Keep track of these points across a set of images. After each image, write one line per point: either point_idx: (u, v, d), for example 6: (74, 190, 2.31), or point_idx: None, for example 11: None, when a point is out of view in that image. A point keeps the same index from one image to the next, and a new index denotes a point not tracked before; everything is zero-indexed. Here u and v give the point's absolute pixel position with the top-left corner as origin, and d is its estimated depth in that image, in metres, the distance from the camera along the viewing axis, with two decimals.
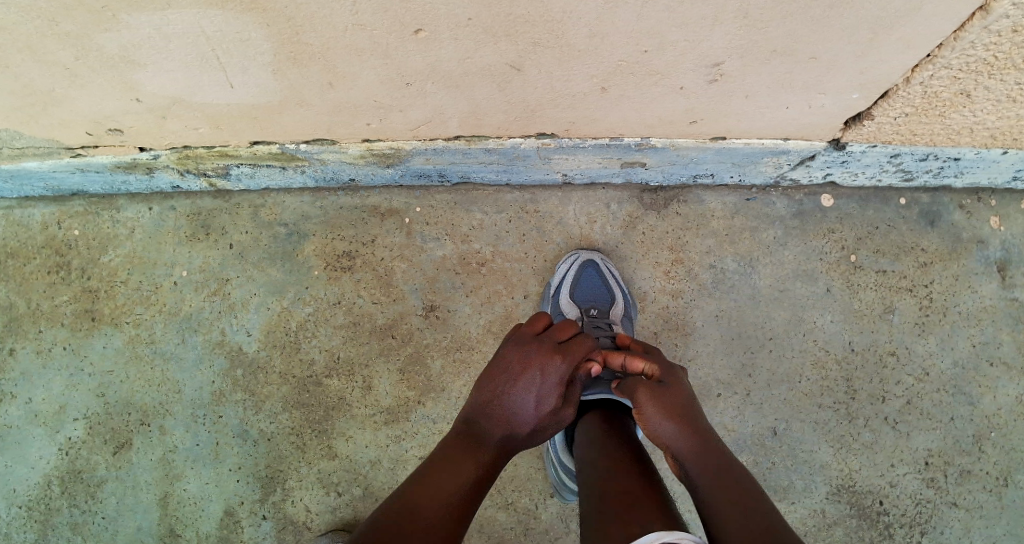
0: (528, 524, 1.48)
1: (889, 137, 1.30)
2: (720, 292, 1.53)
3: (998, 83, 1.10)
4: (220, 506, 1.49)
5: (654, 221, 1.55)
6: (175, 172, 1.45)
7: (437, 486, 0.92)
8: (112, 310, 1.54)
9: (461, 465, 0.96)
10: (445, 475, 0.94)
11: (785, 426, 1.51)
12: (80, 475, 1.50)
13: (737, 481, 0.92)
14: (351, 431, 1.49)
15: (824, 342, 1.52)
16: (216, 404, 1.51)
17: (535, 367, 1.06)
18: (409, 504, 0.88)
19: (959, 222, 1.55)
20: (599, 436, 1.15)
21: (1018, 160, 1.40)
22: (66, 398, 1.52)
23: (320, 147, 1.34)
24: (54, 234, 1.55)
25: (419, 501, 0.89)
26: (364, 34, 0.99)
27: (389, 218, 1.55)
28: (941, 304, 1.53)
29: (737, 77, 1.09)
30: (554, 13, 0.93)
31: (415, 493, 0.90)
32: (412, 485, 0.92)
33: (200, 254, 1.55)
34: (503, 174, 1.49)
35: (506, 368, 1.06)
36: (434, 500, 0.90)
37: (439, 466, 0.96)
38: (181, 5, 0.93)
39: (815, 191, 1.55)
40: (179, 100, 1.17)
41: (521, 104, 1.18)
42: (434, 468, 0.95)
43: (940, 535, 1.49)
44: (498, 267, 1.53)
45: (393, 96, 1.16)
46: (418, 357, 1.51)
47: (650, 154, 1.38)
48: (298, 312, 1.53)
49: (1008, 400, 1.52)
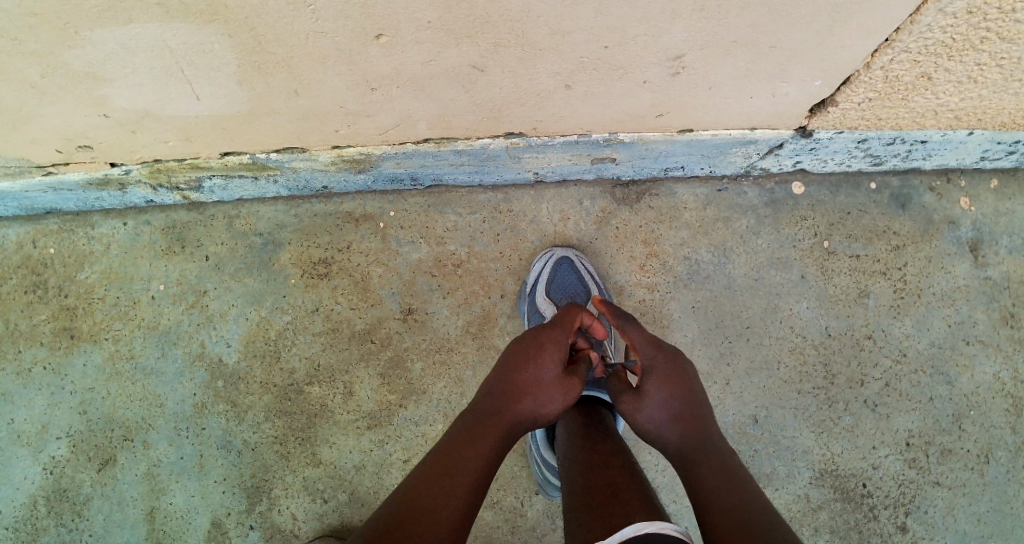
0: (515, 521, 1.48)
1: (855, 123, 1.31)
2: (696, 283, 1.55)
3: (957, 65, 1.12)
4: (207, 518, 1.48)
5: (628, 215, 1.56)
6: (149, 186, 1.45)
7: (434, 493, 0.90)
8: (91, 327, 1.53)
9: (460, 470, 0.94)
10: (442, 480, 0.92)
11: (766, 413, 1.52)
12: (65, 494, 1.49)
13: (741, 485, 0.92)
14: (335, 437, 1.50)
15: (801, 328, 1.54)
16: (199, 416, 1.51)
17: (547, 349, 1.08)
18: (403, 520, 0.86)
19: (930, 203, 1.57)
20: (579, 434, 1.17)
21: (984, 140, 1.43)
22: (48, 417, 1.51)
23: (290, 155, 1.34)
24: (30, 253, 1.54)
25: (425, 500, 0.89)
26: (327, 41, 0.99)
27: (364, 223, 1.55)
28: (915, 286, 1.55)
29: (700, 69, 1.10)
30: (514, 13, 0.94)
31: (411, 504, 0.88)
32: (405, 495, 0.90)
33: (176, 267, 1.55)
34: (476, 175, 1.49)
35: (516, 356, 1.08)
36: (433, 510, 0.88)
37: (434, 473, 0.93)
38: (142, 19, 0.93)
39: (786, 178, 1.57)
40: (147, 114, 1.17)
41: (488, 105, 1.19)
42: (430, 476, 0.92)
43: (923, 514, 1.51)
44: (474, 268, 1.54)
45: (360, 102, 1.16)
46: (399, 361, 1.51)
47: (620, 149, 1.39)
48: (277, 321, 1.53)
49: (986, 378, 1.54)
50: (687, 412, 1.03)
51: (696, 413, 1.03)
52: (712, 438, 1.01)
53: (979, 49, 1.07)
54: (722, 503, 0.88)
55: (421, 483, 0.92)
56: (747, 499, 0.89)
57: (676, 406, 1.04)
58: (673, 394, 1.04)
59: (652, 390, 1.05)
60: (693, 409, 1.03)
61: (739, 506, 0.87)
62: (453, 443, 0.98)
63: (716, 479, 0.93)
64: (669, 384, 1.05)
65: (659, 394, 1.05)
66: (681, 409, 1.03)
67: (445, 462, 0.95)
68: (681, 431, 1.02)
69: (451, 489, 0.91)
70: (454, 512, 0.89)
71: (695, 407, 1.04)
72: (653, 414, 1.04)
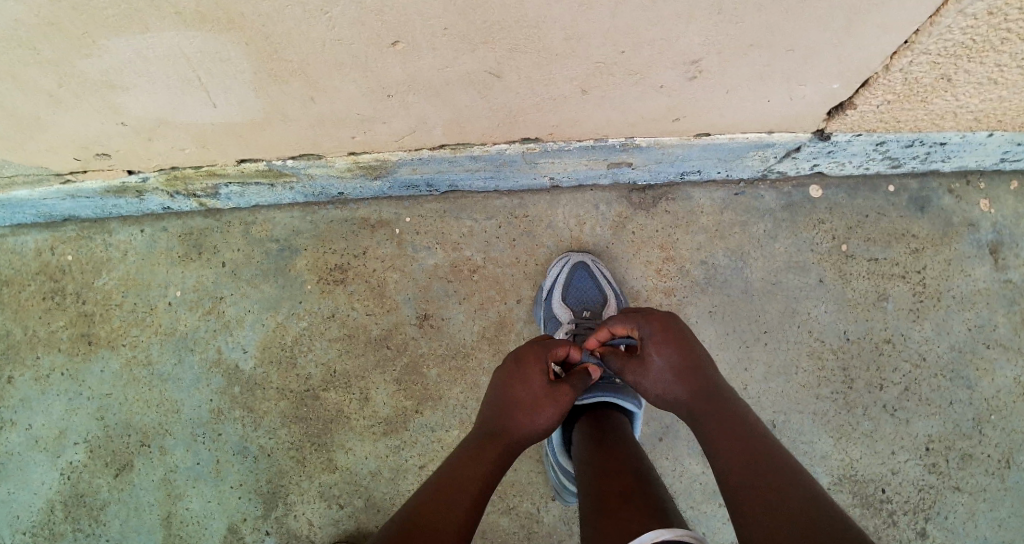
0: (531, 528, 1.48)
1: (873, 125, 1.30)
2: (713, 288, 1.54)
3: (978, 66, 1.10)
4: (223, 523, 1.49)
5: (644, 220, 1.55)
6: (165, 193, 1.46)
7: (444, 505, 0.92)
8: (108, 333, 1.54)
9: (461, 488, 0.96)
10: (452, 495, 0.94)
11: (784, 419, 1.51)
12: (82, 499, 1.50)
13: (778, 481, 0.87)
14: (351, 443, 1.49)
15: (819, 333, 1.53)
16: (215, 421, 1.51)
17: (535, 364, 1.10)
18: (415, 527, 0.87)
19: (949, 206, 1.55)
20: (598, 437, 1.17)
21: (1004, 142, 1.41)
22: (66, 422, 1.52)
23: (306, 162, 1.34)
24: (48, 260, 1.55)
25: (437, 511, 0.91)
26: (342, 48, 0.99)
27: (379, 229, 1.55)
28: (934, 289, 1.54)
29: (716, 72, 1.09)
30: (530, 18, 0.94)
31: (416, 518, 0.89)
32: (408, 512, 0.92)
33: (193, 273, 1.55)
34: (491, 180, 1.49)
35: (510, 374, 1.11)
36: (443, 519, 0.89)
37: (446, 487, 0.95)
38: (159, 28, 0.94)
39: (804, 182, 1.55)
40: (164, 121, 1.17)
41: (504, 110, 1.19)
42: (433, 494, 0.94)
43: (944, 520, 1.49)
44: (489, 273, 1.54)
45: (375, 108, 1.16)
46: (414, 366, 1.51)
47: (636, 153, 1.39)
48: (293, 326, 1.53)
49: (1007, 382, 1.52)
50: (689, 377, 1.06)
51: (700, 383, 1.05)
52: (730, 417, 0.99)
53: (1000, 50, 1.06)
54: (755, 507, 0.85)
55: (431, 498, 0.93)
56: (783, 483, 0.87)
57: (677, 375, 1.07)
58: (670, 353, 1.08)
59: (649, 354, 1.09)
60: (693, 372, 1.06)
61: (779, 497, 0.85)
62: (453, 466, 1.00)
63: (741, 463, 0.92)
64: (667, 345, 1.08)
65: (656, 357, 1.08)
66: (682, 371, 1.06)
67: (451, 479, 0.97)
68: (689, 395, 1.05)
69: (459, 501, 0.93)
70: (460, 520, 0.91)
71: (694, 366, 1.07)
72: (655, 383, 1.08)
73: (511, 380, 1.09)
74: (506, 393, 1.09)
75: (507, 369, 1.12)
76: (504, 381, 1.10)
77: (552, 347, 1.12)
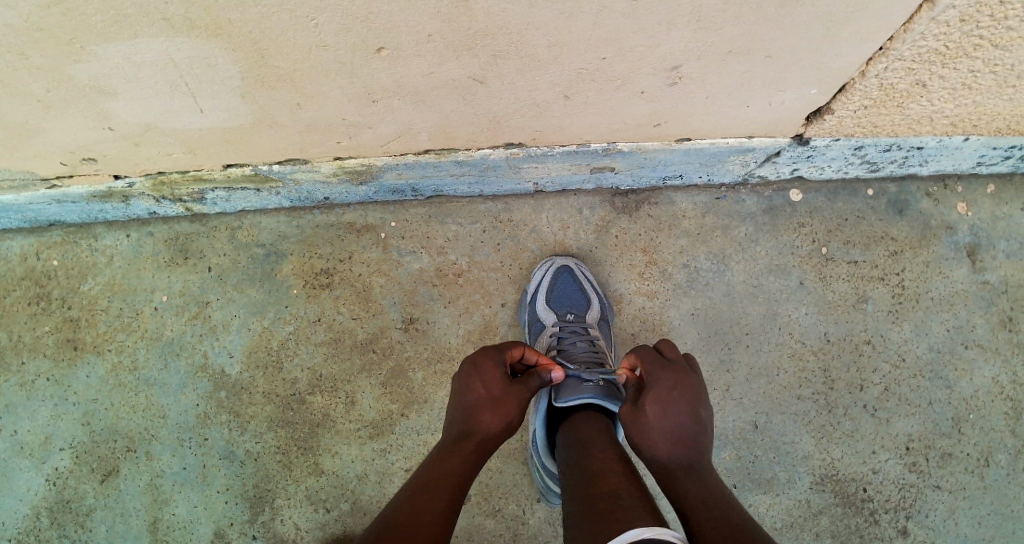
0: (517, 529, 1.49)
1: (851, 130, 1.32)
2: (695, 291, 1.56)
3: (952, 72, 1.13)
4: (210, 528, 1.49)
5: (627, 224, 1.57)
6: (152, 198, 1.46)
7: (422, 506, 0.93)
8: (94, 338, 1.54)
9: (435, 489, 0.97)
10: (428, 497, 0.95)
11: (767, 420, 1.53)
12: (68, 505, 1.50)
13: (729, 504, 0.94)
14: (337, 446, 1.50)
15: (800, 334, 1.55)
16: (202, 426, 1.51)
17: (484, 367, 1.10)
18: (395, 529, 0.88)
19: (927, 209, 1.58)
20: (585, 437, 1.19)
21: (980, 146, 1.44)
22: (51, 428, 1.52)
23: (292, 167, 1.35)
24: (33, 265, 1.55)
25: (416, 512, 0.92)
26: (328, 54, 1.00)
27: (365, 233, 1.56)
28: (913, 291, 1.56)
29: (697, 78, 1.11)
30: (512, 26, 0.96)
31: (391, 522, 0.90)
32: (386, 518, 0.92)
33: (179, 278, 1.55)
34: (476, 185, 1.51)
35: (469, 379, 1.09)
36: (420, 519, 0.91)
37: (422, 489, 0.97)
38: (146, 35, 0.94)
39: (784, 186, 1.58)
40: (151, 127, 1.18)
41: (488, 116, 1.20)
42: (411, 498, 0.95)
43: (924, 518, 1.51)
44: (475, 278, 1.55)
45: (361, 113, 1.17)
46: (401, 371, 1.52)
47: (618, 159, 1.41)
48: (279, 331, 1.54)
49: (985, 382, 1.55)
50: (686, 430, 1.03)
51: (689, 434, 1.03)
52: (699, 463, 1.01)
53: (972, 56, 1.09)
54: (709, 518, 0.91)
55: (410, 502, 0.94)
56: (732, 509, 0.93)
57: (675, 424, 1.03)
58: (668, 408, 1.04)
59: (648, 404, 1.05)
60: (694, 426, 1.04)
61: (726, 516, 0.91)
62: (426, 471, 1.01)
63: (699, 494, 0.95)
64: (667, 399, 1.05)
65: (652, 410, 1.04)
66: (682, 425, 1.03)
67: (426, 483, 0.98)
68: (674, 445, 1.02)
69: (436, 500, 0.95)
70: (438, 517, 0.92)
71: (697, 420, 1.04)
72: (651, 431, 1.04)
73: (472, 382, 1.09)
74: (468, 398, 1.08)
75: (467, 374, 1.10)
76: (462, 389, 1.09)
77: (506, 350, 1.14)
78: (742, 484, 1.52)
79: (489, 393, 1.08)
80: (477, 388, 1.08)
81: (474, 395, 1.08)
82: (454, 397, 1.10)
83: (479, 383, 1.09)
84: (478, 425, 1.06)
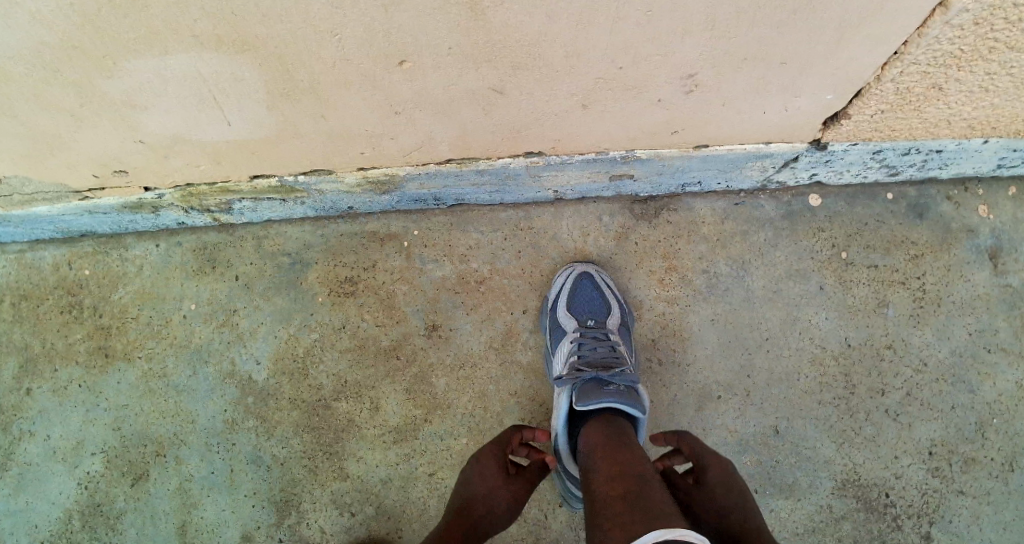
0: (539, 534, 1.50)
1: (868, 134, 1.33)
2: (715, 296, 1.56)
3: (968, 75, 1.13)
4: (237, 531, 1.52)
5: (647, 231, 1.58)
6: (180, 209, 1.50)
7: None
8: (125, 345, 1.58)
9: None
10: None
11: (788, 424, 1.53)
12: (99, 508, 1.54)
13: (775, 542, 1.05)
14: (362, 451, 1.53)
15: (821, 339, 1.55)
16: (229, 431, 1.54)
17: (490, 458, 1.27)
18: None
19: (948, 213, 1.58)
20: (602, 442, 1.21)
21: (1000, 149, 1.43)
22: (83, 433, 1.56)
23: (317, 178, 1.38)
24: (66, 274, 1.59)
25: None
26: (351, 67, 1.03)
27: (388, 242, 1.59)
28: (934, 295, 1.56)
29: (713, 86, 1.12)
30: (531, 37, 0.98)
31: None
32: None
33: (207, 287, 1.59)
34: (496, 194, 1.53)
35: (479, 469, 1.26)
36: None
37: None
38: (175, 51, 0.98)
39: (802, 191, 1.58)
40: (179, 139, 1.21)
41: (507, 125, 1.22)
42: None
43: (949, 524, 1.50)
44: (496, 285, 1.57)
45: (384, 124, 1.20)
46: (424, 376, 1.54)
47: (637, 166, 1.42)
48: (305, 338, 1.57)
49: (1009, 386, 1.53)
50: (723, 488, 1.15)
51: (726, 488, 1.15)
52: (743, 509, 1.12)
53: (988, 59, 1.09)
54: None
55: None
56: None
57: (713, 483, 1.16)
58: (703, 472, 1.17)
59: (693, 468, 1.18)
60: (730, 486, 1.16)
61: None
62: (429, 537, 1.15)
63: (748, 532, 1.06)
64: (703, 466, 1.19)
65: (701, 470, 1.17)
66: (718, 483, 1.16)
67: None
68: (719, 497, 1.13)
69: None
70: None
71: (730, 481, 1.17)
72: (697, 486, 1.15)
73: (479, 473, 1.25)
74: (475, 483, 1.24)
75: (478, 466, 1.26)
76: (471, 478, 1.25)
77: (509, 440, 1.30)
78: (764, 489, 1.52)
79: (489, 488, 1.23)
80: (482, 475, 1.25)
81: (480, 480, 1.24)
82: (464, 480, 1.26)
83: (485, 471, 1.25)
84: (478, 505, 1.20)
